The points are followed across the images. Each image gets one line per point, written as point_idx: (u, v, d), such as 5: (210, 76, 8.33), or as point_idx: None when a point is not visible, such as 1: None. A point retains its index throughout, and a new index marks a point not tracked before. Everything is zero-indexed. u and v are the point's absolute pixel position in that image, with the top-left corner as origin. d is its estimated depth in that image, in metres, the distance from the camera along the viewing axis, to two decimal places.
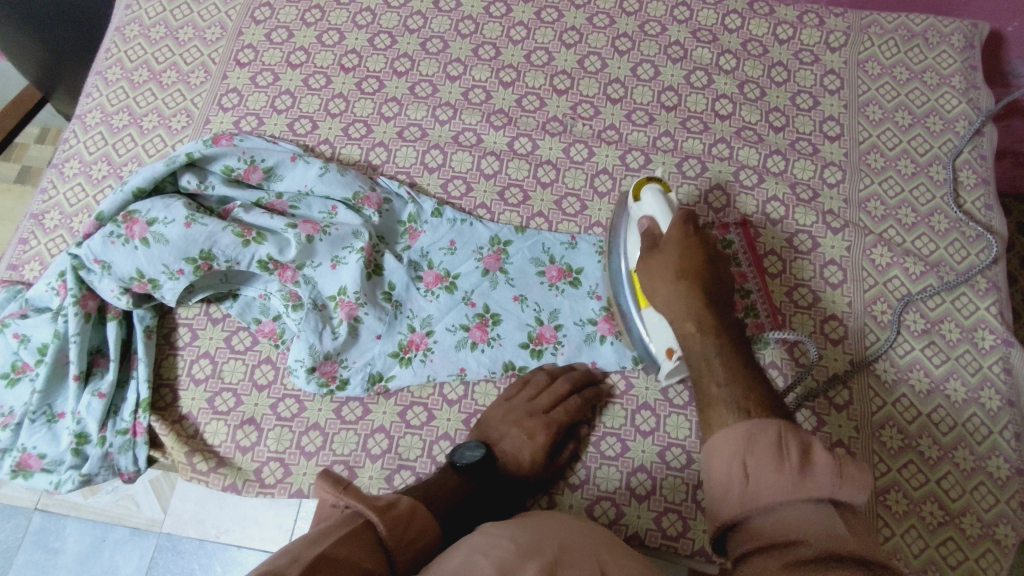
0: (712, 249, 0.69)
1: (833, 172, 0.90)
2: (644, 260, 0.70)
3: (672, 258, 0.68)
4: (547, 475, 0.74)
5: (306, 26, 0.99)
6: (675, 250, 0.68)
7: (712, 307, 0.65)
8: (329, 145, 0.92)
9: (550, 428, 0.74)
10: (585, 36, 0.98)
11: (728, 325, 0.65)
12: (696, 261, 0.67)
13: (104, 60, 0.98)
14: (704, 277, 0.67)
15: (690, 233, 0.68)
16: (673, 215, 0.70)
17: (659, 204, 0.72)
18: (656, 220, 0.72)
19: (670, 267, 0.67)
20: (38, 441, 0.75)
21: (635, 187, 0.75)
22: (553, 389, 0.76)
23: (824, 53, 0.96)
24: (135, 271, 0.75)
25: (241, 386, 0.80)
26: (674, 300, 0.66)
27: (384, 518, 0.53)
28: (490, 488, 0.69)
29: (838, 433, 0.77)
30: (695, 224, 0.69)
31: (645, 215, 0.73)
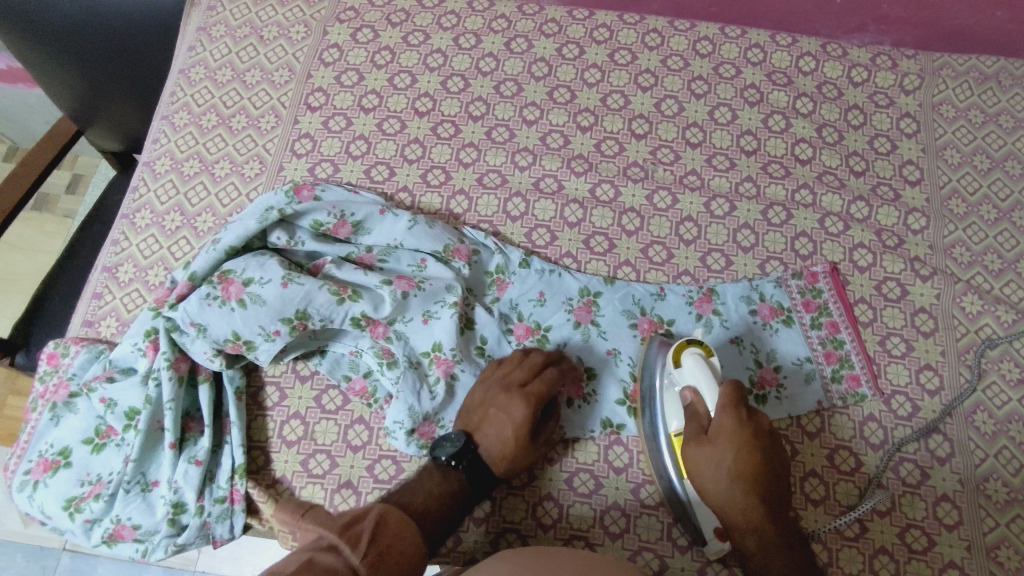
0: (764, 438, 0.67)
1: (917, 218, 0.90)
2: (697, 449, 0.67)
3: (723, 458, 0.66)
4: (533, 451, 0.71)
5: (377, 68, 0.97)
6: (728, 450, 0.66)
7: (769, 505, 0.66)
8: (408, 193, 0.90)
9: (526, 401, 0.71)
10: (661, 79, 0.97)
11: (782, 518, 0.66)
12: (750, 458, 0.66)
13: (170, 104, 0.96)
14: (759, 473, 0.66)
15: (742, 422, 0.66)
16: (719, 393, 0.67)
17: (702, 371, 0.68)
18: (701, 393, 0.68)
19: (723, 466, 0.66)
20: (132, 512, 0.72)
21: (675, 352, 0.71)
22: (528, 362, 0.76)
23: (899, 95, 0.96)
24: (231, 333, 0.73)
25: (336, 448, 0.78)
26: (729, 501, 0.66)
27: (349, 533, 0.56)
28: (475, 469, 0.69)
29: (943, 486, 0.78)
30: (747, 407, 0.67)
31: (687, 383, 0.70)
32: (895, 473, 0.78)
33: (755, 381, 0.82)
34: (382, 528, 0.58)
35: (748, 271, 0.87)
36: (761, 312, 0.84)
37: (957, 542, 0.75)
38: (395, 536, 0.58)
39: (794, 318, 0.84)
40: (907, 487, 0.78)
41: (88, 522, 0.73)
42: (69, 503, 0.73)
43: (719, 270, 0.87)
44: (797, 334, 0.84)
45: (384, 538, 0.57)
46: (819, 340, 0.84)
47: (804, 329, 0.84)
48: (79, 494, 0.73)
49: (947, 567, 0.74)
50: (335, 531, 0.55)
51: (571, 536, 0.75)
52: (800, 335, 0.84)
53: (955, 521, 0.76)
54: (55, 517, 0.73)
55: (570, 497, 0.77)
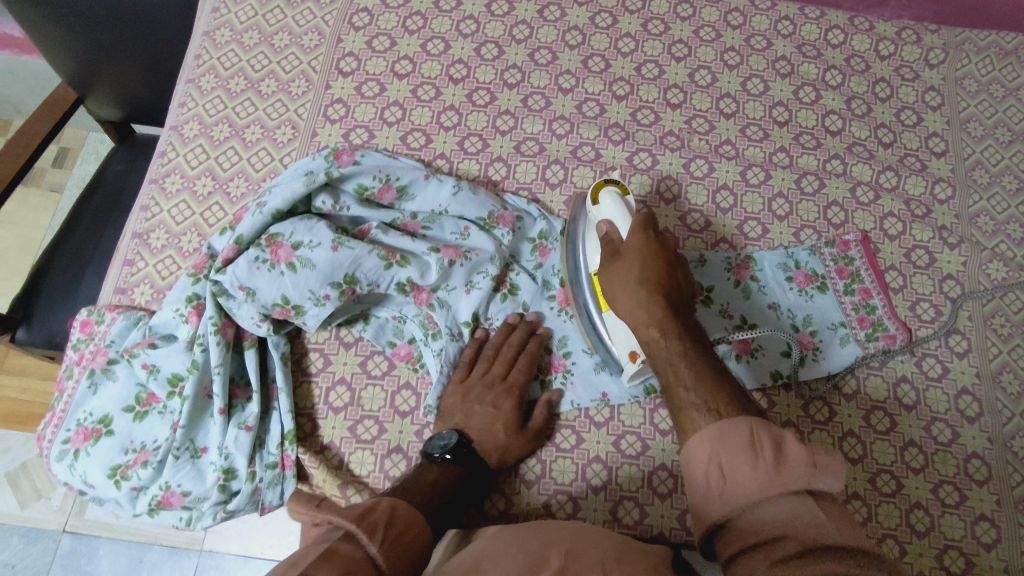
0: (671, 253, 0.69)
1: (944, 189, 0.92)
2: (607, 264, 0.69)
3: (633, 268, 0.67)
4: (525, 445, 0.74)
5: (409, 34, 0.96)
6: (637, 259, 0.67)
7: (675, 312, 0.65)
8: (445, 159, 0.89)
9: (512, 394, 0.75)
10: (694, 50, 0.98)
11: (683, 317, 0.65)
12: (657, 270, 0.66)
13: (195, 67, 0.94)
14: (665, 286, 0.66)
15: (650, 240, 0.68)
16: (632, 219, 0.71)
17: (619, 207, 0.72)
18: (615, 224, 0.72)
19: (631, 278, 0.66)
20: (182, 478, 0.72)
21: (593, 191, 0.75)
22: (502, 356, 0.77)
23: (923, 69, 0.99)
24: (281, 297, 0.73)
25: (384, 413, 0.77)
26: (637, 308, 0.65)
27: (365, 521, 0.50)
28: (473, 462, 0.69)
29: (973, 443, 0.80)
30: (655, 227, 0.69)
31: (603, 218, 0.73)
32: (928, 431, 0.80)
33: (792, 344, 0.83)
34: (397, 515, 0.53)
35: (784, 240, 0.88)
36: (797, 278, 0.86)
37: (987, 496, 0.78)
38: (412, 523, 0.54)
39: (829, 284, 0.86)
40: (941, 445, 0.80)
41: (134, 490, 0.71)
42: (114, 472, 0.71)
43: (756, 238, 0.88)
44: (831, 301, 0.85)
45: (400, 524, 0.52)
46: (853, 306, 0.85)
47: (838, 295, 0.85)
48: (124, 462, 0.72)
49: (979, 519, 0.77)
50: (349, 516, 0.50)
51: (621, 497, 0.75)
52: (835, 302, 0.85)
53: (985, 476, 0.79)
54: (99, 486, 0.71)
55: (618, 458, 0.77)
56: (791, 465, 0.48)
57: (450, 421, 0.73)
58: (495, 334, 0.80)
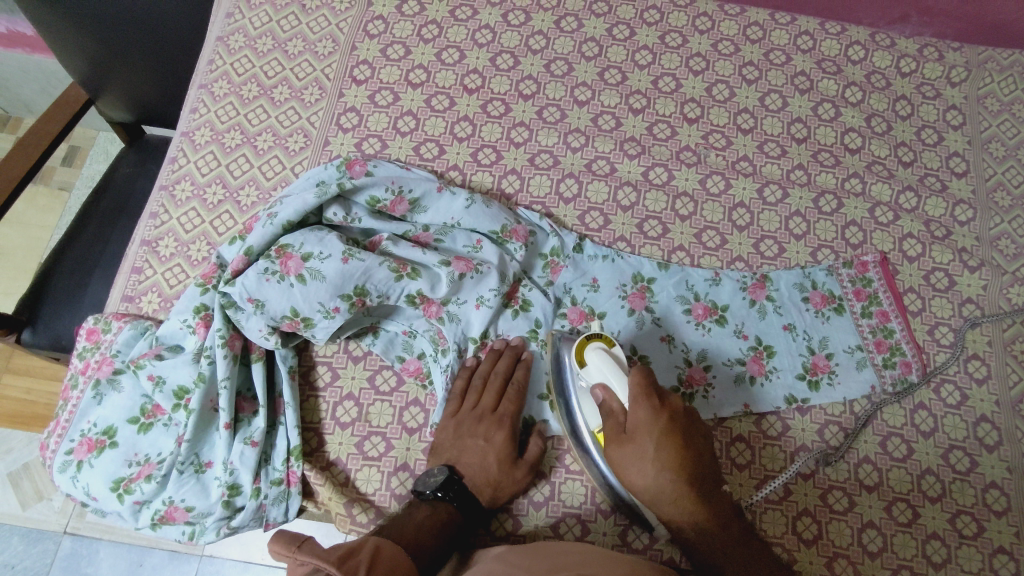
0: (681, 419, 0.66)
1: (964, 210, 0.91)
2: (616, 450, 0.66)
3: (649, 454, 0.64)
4: (519, 478, 0.72)
5: (424, 43, 0.95)
6: (651, 441, 0.65)
7: (699, 487, 0.65)
8: (458, 171, 0.88)
9: (503, 426, 0.73)
10: (712, 63, 0.96)
11: (707, 488, 0.66)
12: (671, 453, 0.65)
13: (208, 73, 0.93)
14: (683, 464, 0.65)
15: (657, 411, 0.65)
16: (628, 383, 0.66)
17: (608, 366, 0.67)
18: (611, 388, 0.67)
19: (649, 462, 0.64)
20: (186, 493, 0.70)
21: (576, 350, 0.69)
22: (490, 387, 0.75)
23: (945, 88, 0.97)
24: (290, 309, 0.71)
25: (391, 430, 0.76)
26: (659, 496, 0.65)
27: (345, 567, 0.52)
28: (463, 498, 0.69)
29: (992, 473, 0.78)
30: (658, 394, 0.66)
31: (596, 382, 0.68)
32: (945, 459, 0.79)
33: (808, 367, 0.81)
34: (379, 559, 0.55)
35: (800, 259, 0.87)
36: (814, 299, 0.84)
37: (1005, 528, 0.76)
38: (393, 563, 0.55)
39: (846, 306, 0.84)
40: (958, 474, 0.78)
41: (137, 504, 0.70)
42: (117, 484, 0.70)
43: (772, 257, 0.87)
44: (848, 323, 0.84)
45: (381, 569, 0.54)
46: (870, 329, 0.83)
47: (855, 317, 0.84)
48: (128, 474, 0.70)
49: (996, 552, 0.75)
50: (331, 563, 0.51)
51: (631, 521, 0.74)
52: (851, 324, 0.84)
53: (1003, 507, 0.77)
54: (102, 498, 0.70)
55: None
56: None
57: (442, 457, 0.72)
58: (483, 361, 0.77)
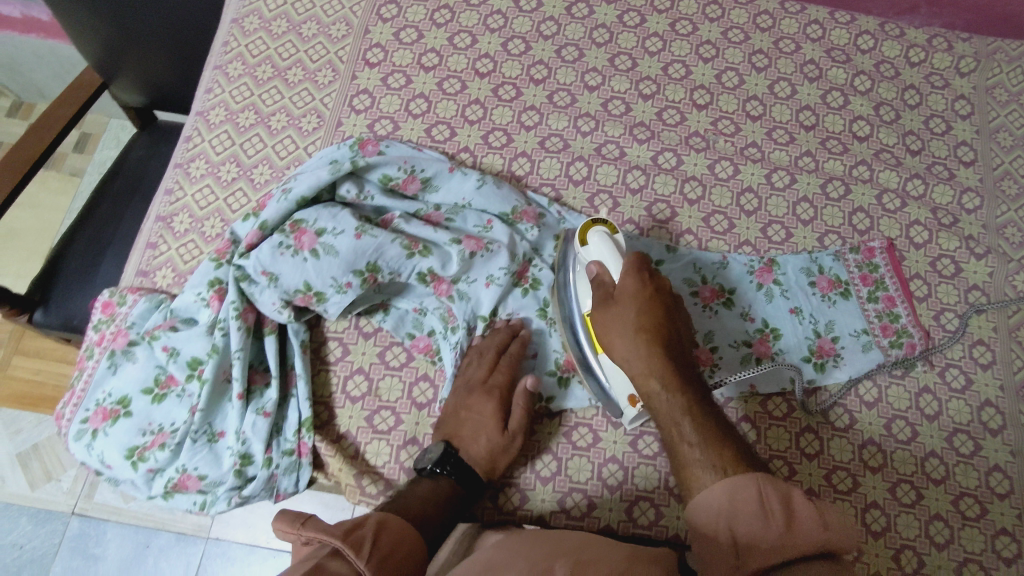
0: (667, 298, 0.68)
1: (972, 198, 0.91)
2: (602, 314, 0.68)
3: (630, 316, 0.66)
4: (510, 447, 0.72)
5: (436, 27, 0.96)
6: (632, 305, 0.67)
7: (672, 359, 0.65)
8: (469, 153, 0.89)
9: (492, 396, 0.74)
10: (722, 51, 0.97)
11: (682, 366, 0.65)
12: (651, 318, 0.66)
13: (223, 54, 0.94)
14: (660, 332, 0.66)
15: (645, 281, 0.67)
16: (622, 260, 0.69)
17: (606, 245, 0.70)
18: (605, 265, 0.70)
19: (628, 323, 0.66)
20: (199, 462, 0.72)
21: (580, 230, 0.72)
22: (481, 358, 0.76)
23: (953, 77, 0.98)
24: (303, 284, 0.73)
25: (401, 404, 0.77)
26: (633, 358, 0.65)
27: (350, 540, 0.52)
28: (461, 470, 0.70)
29: (995, 456, 0.79)
30: (649, 269, 0.68)
31: (592, 259, 0.71)
32: (949, 442, 0.79)
33: (814, 350, 0.82)
34: (383, 533, 0.55)
35: (807, 244, 0.88)
36: (820, 284, 0.85)
37: (1008, 510, 0.77)
38: (397, 539, 0.56)
39: (852, 291, 0.85)
40: (961, 456, 0.79)
41: (151, 472, 0.71)
42: (131, 453, 0.71)
43: (779, 241, 0.88)
44: (854, 307, 0.84)
45: (385, 544, 0.54)
46: (876, 314, 0.84)
47: (861, 302, 0.84)
48: (141, 443, 0.72)
49: (999, 533, 0.76)
50: (337, 537, 0.52)
51: (636, 497, 0.75)
52: (858, 308, 0.84)
53: (1007, 490, 0.78)
54: (116, 466, 0.71)
55: (635, 458, 0.76)
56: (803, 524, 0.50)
57: (439, 429, 0.74)
58: (484, 338, 0.78)
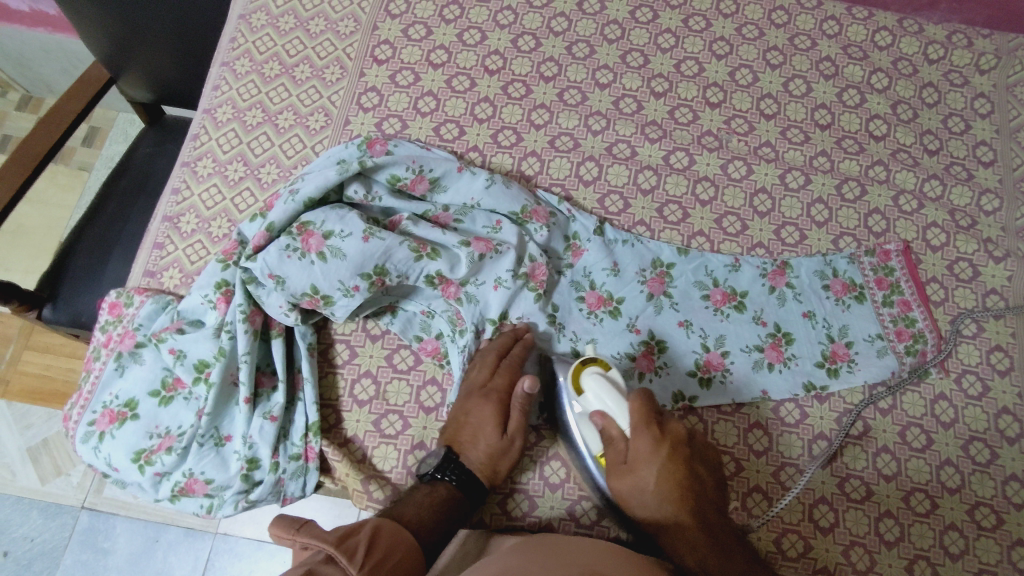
0: (683, 449, 0.65)
1: (991, 199, 0.89)
2: (620, 484, 0.65)
3: (650, 482, 0.63)
4: (510, 451, 0.71)
5: (445, 23, 0.94)
6: (650, 469, 0.64)
7: (705, 524, 0.63)
8: (478, 152, 0.88)
9: (491, 400, 0.72)
10: (736, 47, 0.95)
11: (714, 523, 0.63)
12: (672, 479, 0.63)
13: (230, 50, 0.93)
14: (685, 491, 0.63)
15: (657, 437, 0.64)
16: (628, 411, 0.66)
17: (607, 392, 0.67)
18: (610, 416, 0.66)
19: (649, 492, 0.63)
20: (205, 466, 0.71)
21: (574, 379, 0.69)
22: (481, 362, 0.74)
23: (973, 75, 0.96)
24: (310, 287, 0.72)
25: (408, 408, 0.76)
26: (663, 523, 0.63)
27: (344, 546, 0.52)
28: (463, 476, 0.68)
29: (1013, 465, 0.78)
30: (657, 420, 0.65)
31: (595, 410, 0.67)
32: (965, 451, 0.78)
33: (827, 355, 0.81)
34: (377, 539, 0.55)
35: (821, 247, 0.86)
36: (834, 287, 0.83)
37: None
38: (392, 545, 0.55)
39: (866, 294, 0.83)
40: (977, 465, 0.77)
41: (157, 475, 0.71)
42: (138, 456, 0.71)
43: (793, 244, 0.86)
44: (868, 311, 0.83)
45: (380, 551, 0.53)
46: (891, 317, 0.83)
47: (875, 305, 0.83)
48: (148, 446, 0.71)
49: (1016, 544, 0.74)
50: (330, 543, 0.51)
51: None
52: (871, 312, 0.83)
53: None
54: (123, 469, 0.71)
55: None
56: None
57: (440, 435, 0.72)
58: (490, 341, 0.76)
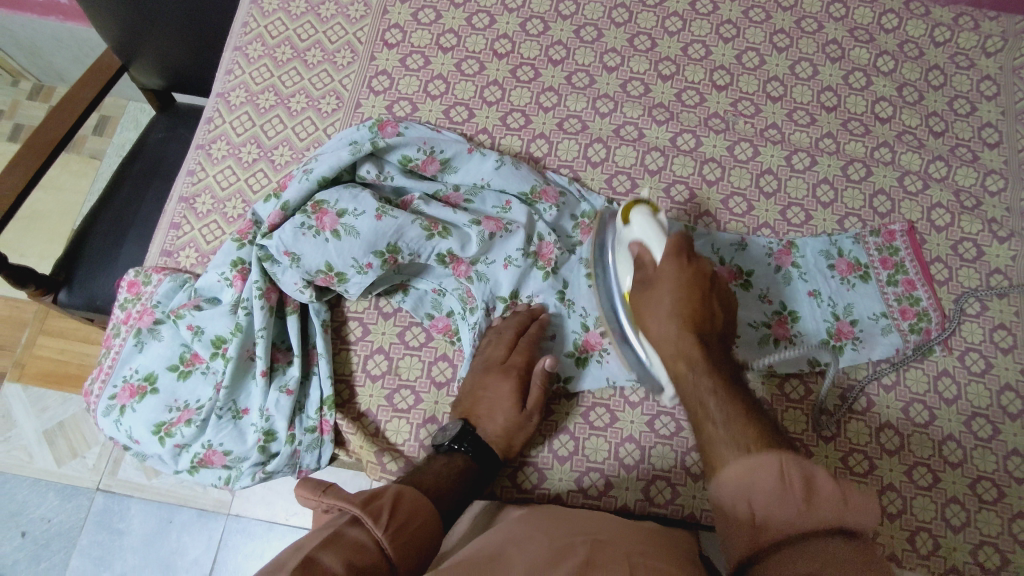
0: (707, 284, 0.66)
1: (996, 180, 0.90)
2: (640, 295, 0.68)
3: (665, 298, 0.66)
4: (526, 426, 0.73)
5: (455, 7, 0.96)
6: (669, 288, 0.66)
7: (706, 344, 0.63)
8: (487, 134, 0.89)
9: (509, 376, 0.73)
10: (742, 30, 0.96)
11: (715, 349, 0.64)
12: (688, 300, 0.65)
13: (243, 35, 0.95)
14: (697, 315, 0.64)
15: (684, 265, 0.67)
16: (664, 242, 0.69)
17: (648, 225, 0.71)
18: (646, 246, 0.70)
19: (663, 308, 0.65)
20: (224, 438, 0.73)
21: (624, 211, 0.74)
22: (501, 339, 0.76)
23: (979, 57, 0.96)
24: (324, 264, 0.73)
25: (420, 383, 0.78)
26: (666, 336, 0.64)
27: (369, 508, 0.53)
28: (478, 447, 0.70)
29: (1015, 441, 0.79)
30: (688, 253, 0.67)
31: (635, 239, 0.72)
32: (967, 426, 0.79)
33: (832, 333, 0.82)
34: (401, 503, 0.56)
35: (827, 227, 0.87)
36: (839, 266, 0.84)
37: None
38: (416, 508, 0.56)
39: (871, 274, 0.84)
40: (979, 440, 0.79)
41: (177, 447, 0.73)
42: (158, 428, 0.73)
43: (798, 224, 0.87)
44: (873, 290, 0.84)
45: (403, 513, 0.54)
46: (895, 297, 0.83)
47: (881, 285, 0.84)
48: (168, 419, 0.73)
49: (1016, 517, 0.76)
50: (356, 505, 0.52)
51: (653, 476, 0.76)
52: (877, 291, 0.84)
53: None
54: (144, 441, 0.73)
55: (651, 438, 0.77)
56: (820, 501, 0.49)
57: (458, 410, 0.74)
58: (503, 319, 0.78)
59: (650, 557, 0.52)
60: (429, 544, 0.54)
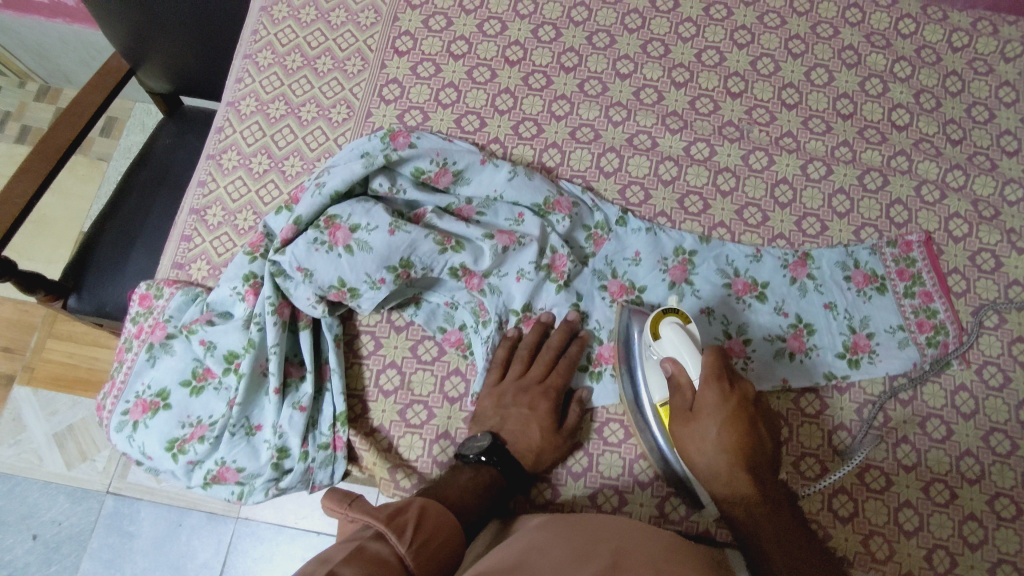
0: (749, 409, 0.66)
1: (1014, 189, 0.89)
2: (681, 423, 0.67)
3: (712, 434, 0.65)
4: (559, 446, 0.73)
5: (466, 14, 0.94)
6: (715, 423, 0.65)
7: (758, 482, 0.65)
8: (499, 144, 0.88)
9: (547, 397, 0.74)
10: (757, 36, 0.95)
11: (767, 484, 0.65)
12: (735, 434, 0.65)
13: (252, 43, 0.94)
14: (746, 447, 0.65)
15: (726, 393, 0.65)
16: (701, 363, 0.67)
17: (682, 342, 0.68)
18: (681, 364, 0.68)
19: (710, 442, 0.65)
20: (237, 454, 0.73)
21: (652, 323, 0.70)
22: (540, 359, 0.76)
23: (998, 63, 0.95)
24: (337, 280, 0.73)
25: (433, 398, 0.78)
26: (720, 476, 0.65)
27: (393, 524, 0.53)
28: (506, 462, 0.70)
29: None
30: (730, 378, 0.66)
31: (667, 355, 0.69)
32: (985, 442, 0.78)
33: (848, 346, 0.81)
34: (425, 519, 0.56)
35: (843, 238, 0.86)
36: (855, 278, 0.84)
37: None
38: (439, 524, 0.56)
39: (888, 286, 0.84)
40: (997, 455, 0.78)
41: (191, 463, 0.73)
42: (171, 445, 0.73)
43: (814, 235, 0.86)
44: (890, 302, 0.83)
45: (427, 528, 0.55)
46: (912, 309, 0.83)
47: (897, 296, 0.83)
48: (181, 435, 0.73)
49: None
50: (381, 521, 0.53)
51: (668, 493, 0.75)
52: (893, 303, 0.83)
53: None
54: (157, 457, 0.73)
55: None
56: None
57: (484, 425, 0.74)
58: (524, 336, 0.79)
59: (677, 564, 0.52)
60: (449, 562, 0.54)
